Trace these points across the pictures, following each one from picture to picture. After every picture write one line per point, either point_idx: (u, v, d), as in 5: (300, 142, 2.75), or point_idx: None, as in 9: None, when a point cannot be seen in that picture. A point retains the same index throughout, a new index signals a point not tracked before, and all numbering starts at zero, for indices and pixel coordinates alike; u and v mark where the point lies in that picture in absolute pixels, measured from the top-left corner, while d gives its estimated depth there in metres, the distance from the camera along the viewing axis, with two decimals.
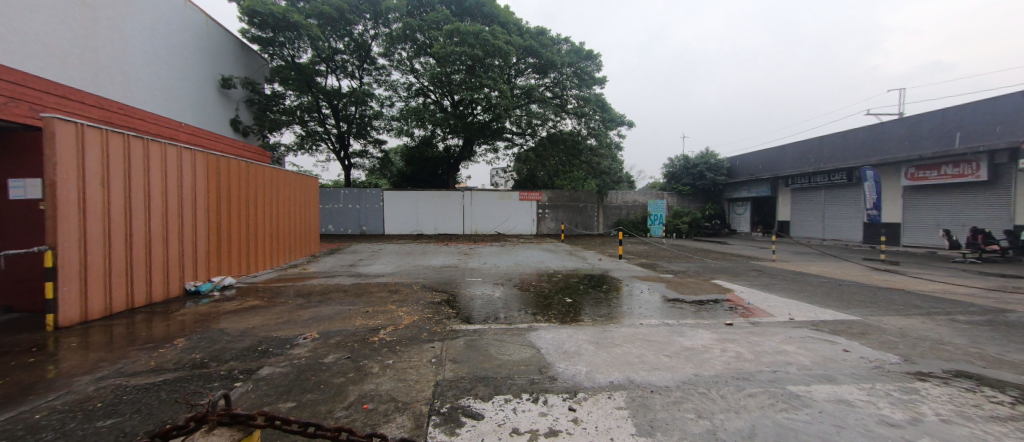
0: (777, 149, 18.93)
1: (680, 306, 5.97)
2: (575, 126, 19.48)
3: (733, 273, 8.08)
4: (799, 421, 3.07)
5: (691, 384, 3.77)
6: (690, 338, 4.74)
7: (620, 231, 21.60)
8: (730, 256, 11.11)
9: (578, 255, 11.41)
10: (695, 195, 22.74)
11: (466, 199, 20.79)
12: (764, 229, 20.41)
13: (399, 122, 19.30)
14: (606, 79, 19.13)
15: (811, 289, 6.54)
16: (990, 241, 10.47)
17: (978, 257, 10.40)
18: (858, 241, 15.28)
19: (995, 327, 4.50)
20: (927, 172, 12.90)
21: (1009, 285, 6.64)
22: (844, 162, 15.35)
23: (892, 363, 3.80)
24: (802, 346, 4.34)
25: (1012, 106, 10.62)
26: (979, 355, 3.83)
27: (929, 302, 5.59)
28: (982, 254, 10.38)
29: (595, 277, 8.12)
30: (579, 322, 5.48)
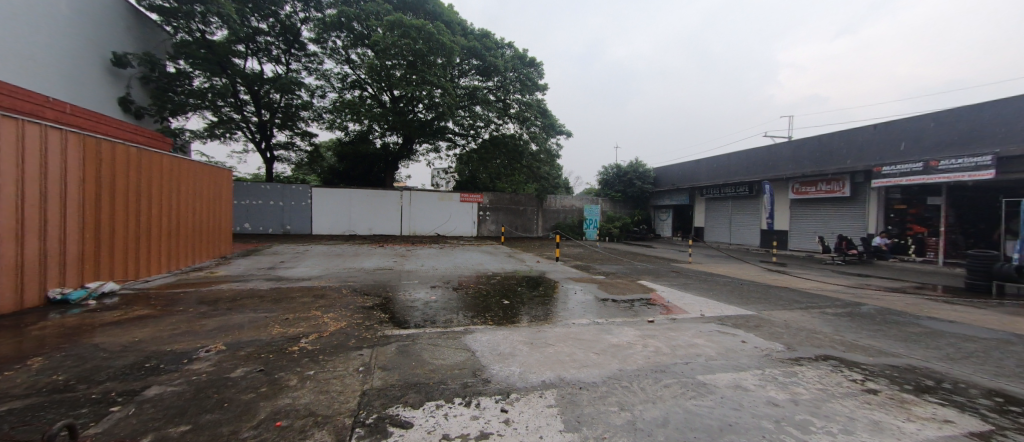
0: (695, 162, 21.06)
1: (608, 306, 6.34)
2: (517, 130, 19.84)
3: (655, 274, 8.78)
4: (705, 407, 3.40)
5: (616, 378, 4.00)
6: (616, 336, 5.04)
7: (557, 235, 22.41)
8: (653, 258, 12.07)
9: (517, 257, 11.59)
10: (624, 200, 24.23)
11: (405, 199, 20.10)
12: (683, 234, 22.59)
13: (332, 114, 18.07)
14: (547, 86, 19.77)
15: (718, 288, 7.35)
16: (851, 247, 12.60)
17: (842, 259, 12.49)
18: (756, 245, 17.56)
19: (852, 317, 5.44)
20: (807, 187, 15.21)
21: (863, 283, 8.09)
22: (747, 177, 17.57)
23: (779, 351, 4.39)
24: (709, 339, 4.84)
25: (868, 136, 12.98)
26: (842, 341, 4.59)
27: (807, 297, 6.58)
28: (845, 257, 12.49)
29: (532, 279, 8.29)
30: (514, 323, 5.55)
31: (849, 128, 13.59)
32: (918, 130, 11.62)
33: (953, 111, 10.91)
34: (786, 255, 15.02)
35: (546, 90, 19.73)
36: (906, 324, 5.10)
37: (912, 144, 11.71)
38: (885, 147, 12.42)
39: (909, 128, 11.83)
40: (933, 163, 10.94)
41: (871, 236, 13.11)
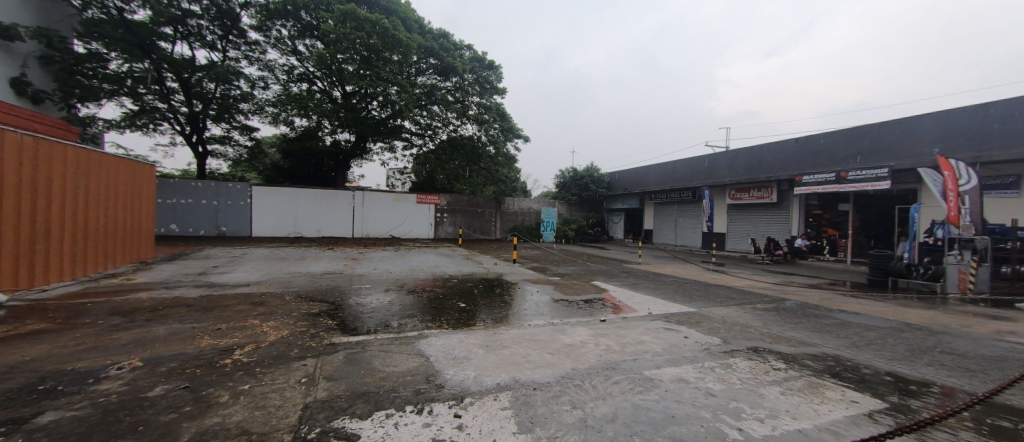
0: (645, 168, 22.24)
1: (562, 306, 6.48)
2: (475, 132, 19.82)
3: (607, 275, 9.12)
4: (651, 401, 3.57)
5: (569, 378, 4.08)
6: (569, 336, 5.16)
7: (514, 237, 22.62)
8: (606, 259, 12.56)
9: (475, 259, 11.53)
10: (582, 205, 25.59)
11: (357, 200, 19.26)
12: (633, 237, 23.76)
13: (276, 108, 16.89)
14: (506, 90, 19.93)
15: (664, 287, 7.79)
16: (777, 247, 13.91)
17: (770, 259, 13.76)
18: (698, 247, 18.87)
19: (778, 311, 6.01)
20: (741, 193, 16.60)
21: (787, 280, 8.98)
22: (691, 183, 18.84)
23: (716, 345, 4.72)
24: (655, 336, 5.10)
25: (792, 148, 14.45)
26: (770, 333, 5.04)
27: (740, 294, 7.17)
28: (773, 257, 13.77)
29: (489, 281, 8.28)
30: (471, 326, 5.50)
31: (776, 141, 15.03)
32: (832, 144, 13.14)
33: (859, 128, 12.45)
34: (725, 256, 16.28)
35: (505, 93, 19.89)
36: (822, 317, 5.72)
37: (828, 156, 13.21)
38: (806, 158, 13.91)
39: (825, 142, 13.34)
40: (843, 174, 12.37)
41: (793, 239, 14.59)
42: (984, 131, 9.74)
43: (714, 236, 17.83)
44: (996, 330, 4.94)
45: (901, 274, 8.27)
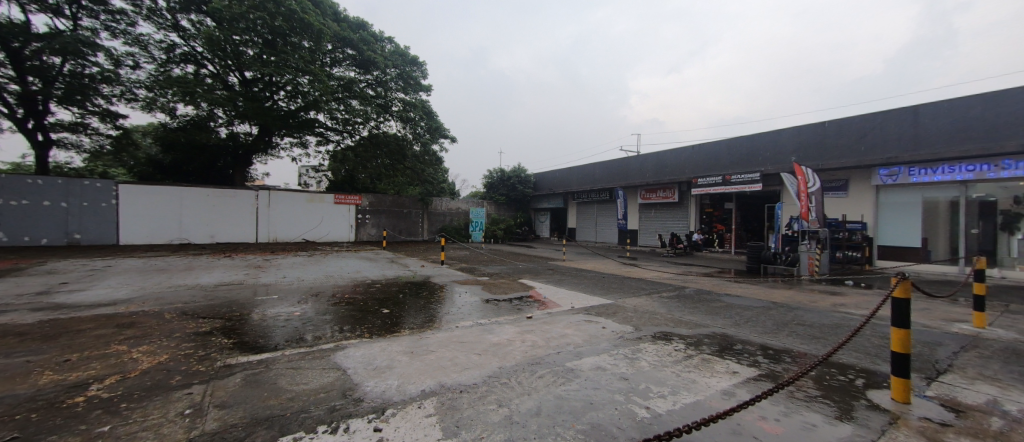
0: (568, 170, 23.47)
1: (490, 306, 6.53)
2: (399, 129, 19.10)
3: (533, 273, 9.41)
4: (572, 391, 3.75)
5: (495, 377, 4.11)
6: (496, 335, 5.21)
7: (443, 238, 22.17)
8: (533, 257, 12.98)
9: (400, 262, 11.04)
10: (509, 204, 26.31)
11: (262, 200, 17.28)
12: (558, 235, 24.93)
13: (151, 92, 14.26)
14: (432, 87, 19.42)
15: (584, 282, 8.29)
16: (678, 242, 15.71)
17: (673, 252, 15.48)
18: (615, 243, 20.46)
19: (679, 298, 6.78)
20: (650, 194, 18.38)
21: (686, 270, 10.17)
22: (608, 184, 20.37)
23: (630, 333, 5.15)
24: (577, 329, 5.39)
25: (689, 154, 16.43)
26: (673, 319, 5.66)
27: (648, 285, 7.93)
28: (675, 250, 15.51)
29: (416, 285, 7.99)
30: (396, 332, 5.25)
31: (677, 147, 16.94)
32: (721, 151, 15.24)
33: (740, 138, 14.62)
34: (638, 251, 17.90)
35: (431, 91, 19.37)
36: (713, 301, 6.58)
37: (718, 162, 15.28)
38: (701, 163, 15.92)
39: (715, 149, 15.41)
40: (728, 177, 14.43)
41: (690, 232, 16.42)
42: (825, 144, 12.16)
43: (630, 232, 19.52)
44: (830, 303, 6.20)
45: (768, 261, 10.12)
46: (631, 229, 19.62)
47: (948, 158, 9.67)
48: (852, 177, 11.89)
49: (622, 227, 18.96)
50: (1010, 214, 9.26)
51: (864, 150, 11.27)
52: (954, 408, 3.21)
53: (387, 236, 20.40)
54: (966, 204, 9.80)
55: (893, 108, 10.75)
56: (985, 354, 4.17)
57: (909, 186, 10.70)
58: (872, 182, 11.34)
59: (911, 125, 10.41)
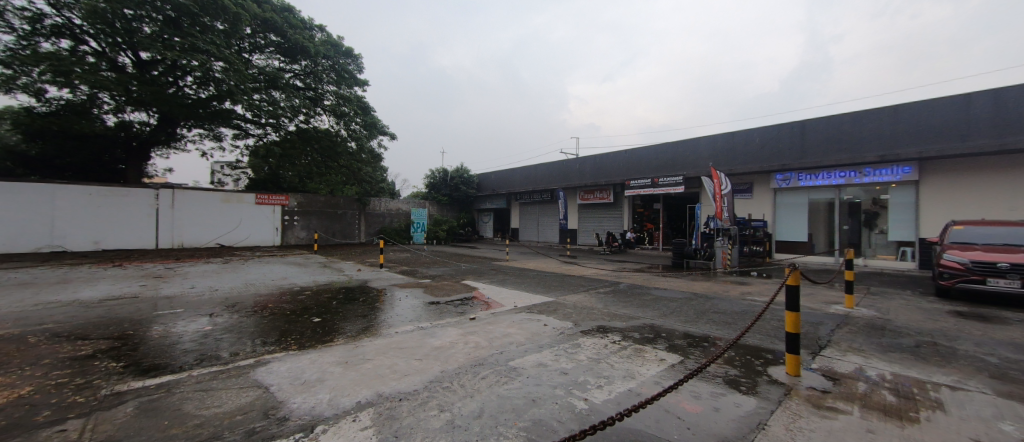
0: (511, 171, 23.81)
1: (433, 309, 6.38)
2: (332, 125, 17.89)
3: (476, 274, 9.37)
4: (514, 390, 3.79)
5: (437, 381, 4.00)
6: (438, 338, 5.10)
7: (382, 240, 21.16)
8: (476, 258, 12.91)
9: (333, 267, 10.32)
10: (452, 205, 26.03)
11: (165, 200, 15.14)
12: (501, 235, 25.18)
13: (9, 69, 11.74)
14: (368, 81, 18.41)
15: (526, 281, 8.45)
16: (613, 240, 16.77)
17: (609, 250, 16.44)
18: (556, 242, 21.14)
19: (613, 293, 7.20)
20: (588, 195, 19.28)
21: (620, 266, 10.83)
22: (549, 185, 21.01)
23: (570, 329, 5.34)
24: (519, 327, 5.47)
25: (623, 157, 17.54)
26: (609, 313, 5.99)
27: (586, 282, 8.31)
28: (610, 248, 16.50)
29: (352, 290, 7.52)
30: (328, 342, 4.88)
31: (612, 151, 17.99)
32: (650, 156, 16.49)
33: (666, 145, 15.94)
34: (578, 249, 18.71)
35: (368, 85, 18.38)
36: (643, 294, 7.10)
37: (648, 165, 16.52)
38: (633, 167, 17.10)
39: (645, 154, 16.63)
40: (656, 179, 15.64)
41: (624, 231, 17.54)
42: (735, 151, 13.73)
43: (570, 231, 20.34)
44: (739, 292, 7.02)
45: (689, 256, 11.17)
46: (571, 229, 20.41)
47: (827, 165, 11.49)
48: (755, 181, 13.49)
49: (563, 227, 19.69)
50: (870, 213, 11.27)
51: (764, 158, 12.95)
52: (832, 377, 3.81)
53: (319, 239, 18.96)
54: (839, 204, 11.72)
55: (786, 122, 12.53)
56: (853, 330, 5.02)
57: (798, 189, 12.48)
58: (770, 186, 13.02)
59: (800, 137, 12.21)
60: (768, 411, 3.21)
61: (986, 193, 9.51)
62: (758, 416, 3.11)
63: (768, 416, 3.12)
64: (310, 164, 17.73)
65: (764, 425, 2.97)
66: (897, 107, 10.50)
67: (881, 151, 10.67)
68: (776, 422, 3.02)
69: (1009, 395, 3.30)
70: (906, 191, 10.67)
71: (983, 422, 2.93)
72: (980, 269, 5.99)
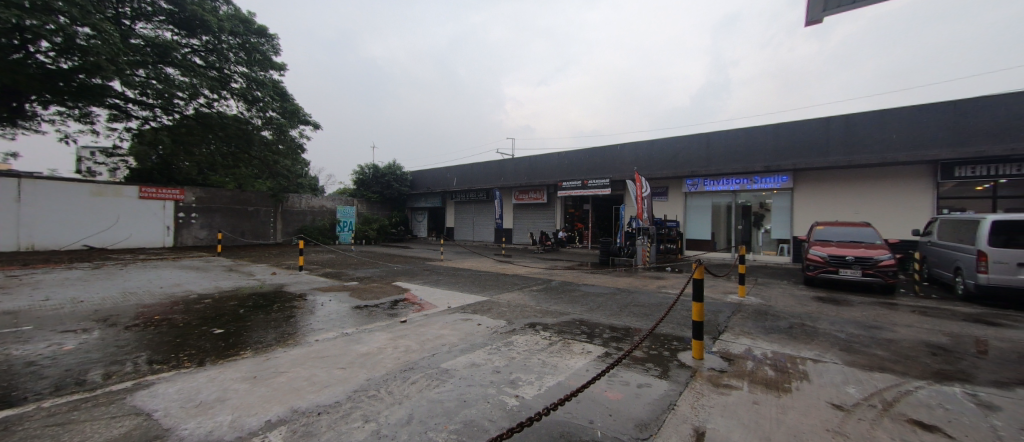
0: (446, 169, 23.46)
1: (360, 313, 6.00)
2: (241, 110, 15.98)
3: (408, 275, 9.04)
4: (445, 392, 3.71)
5: (362, 390, 3.75)
6: (365, 344, 4.81)
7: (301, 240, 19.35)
8: (408, 258, 12.47)
9: (241, 270, 9.18)
10: (383, 203, 24.90)
11: (7, 191, 12.21)
12: (436, 235, 24.68)
13: None
14: (285, 65, 16.60)
15: (460, 281, 8.37)
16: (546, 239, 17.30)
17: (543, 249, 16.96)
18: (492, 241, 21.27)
19: (544, 291, 7.43)
20: (523, 195, 19.68)
21: (551, 264, 11.24)
22: (485, 185, 21.07)
23: (503, 327, 5.40)
24: (452, 328, 5.38)
25: (558, 159, 18.23)
26: (541, 310, 6.18)
27: (518, 280, 8.50)
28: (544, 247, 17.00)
29: (265, 296, 6.75)
30: (233, 357, 4.31)
31: (547, 152, 18.59)
32: (582, 159, 17.37)
33: (595, 149, 16.91)
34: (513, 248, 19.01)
35: (285, 69, 16.57)
36: (572, 290, 7.45)
37: (580, 168, 17.39)
38: (566, 169, 17.89)
39: (577, 157, 17.49)
40: (586, 181, 16.50)
41: (557, 230, 18.24)
42: (654, 157, 15.04)
43: (505, 231, 20.60)
44: (655, 286, 7.71)
45: (614, 254, 12.00)
46: (507, 228, 20.67)
47: (727, 173, 13.15)
48: (670, 185, 14.91)
49: (499, 226, 19.87)
50: (758, 215, 13.15)
51: (677, 165, 14.41)
52: (727, 358, 4.35)
53: (223, 239, 16.76)
54: (736, 207, 13.49)
55: (695, 134, 14.05)
56: (744, 316, 5.82)
57: (705, 193, 14.08)
58: (682, 190, 14.50)
59: (706, 147, 13.80)
60: (677, 392, 3.55)
61: (839, 199, 11.68)
62: (669, 398, 3.44)
63: (677, 397, 3.46)
64: (214, 153, 15.72)
65: (673, 406, 3.29)
66: (778, 125, 12.42)
67: (766, 162, 12.53)
68: (683, 403, 3.35)
69: (853, 363, 4.09)
70: (784, 196, 12.59)
71: (836, 387, 3.59)
72: (834, 262, 7.32)
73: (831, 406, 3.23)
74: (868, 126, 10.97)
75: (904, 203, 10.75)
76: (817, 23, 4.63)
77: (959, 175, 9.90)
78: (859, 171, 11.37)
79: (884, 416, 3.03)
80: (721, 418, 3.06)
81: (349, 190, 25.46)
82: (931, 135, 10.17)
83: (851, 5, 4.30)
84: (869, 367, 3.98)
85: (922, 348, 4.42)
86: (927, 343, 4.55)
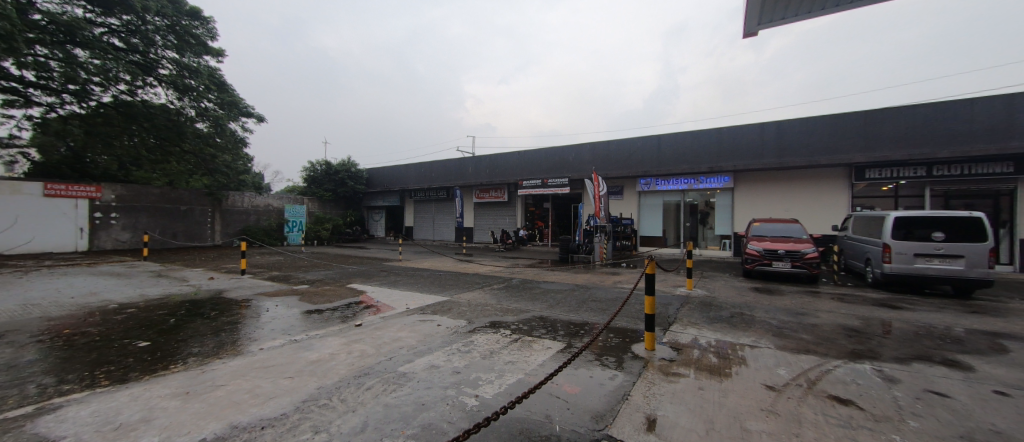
0: (405, 166, 22.90)
1: (310, 318, 5.68)
2: (171, 99, 14.49)
3: (365, 276, 8.71)
4: (403, 396, 3.60)
5: (312, 399, 3.54)
6: (316, 350, 4.56)
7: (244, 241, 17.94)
8: (363, 259, 12.01)
9: (172, 276, 8.34)
10: (336, 201, 23.60)
11: None
12: (394, 234, 24.01)
13: None
14: (224, 51, 15.23)
15: (419, 281, 8.20)
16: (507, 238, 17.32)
17: (504, 247, 16.98)
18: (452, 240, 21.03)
19: (504, 289, 7.46)
20: (484, 193, 19.62)
21: (511, 262, 11.31)
22: (445, 183, 20.79)
23: (463, 327, 5.35)
24: (410, 330, 5.26)
25: (518, 158, 18.37)
26: (501, 308, 6.20)
27: (478, 279, 8.47)
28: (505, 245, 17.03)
29: (201, 303, 6.19)
30: (161, 372, 3.90)
31: (507, 151, 18.67)
32: (541, 158, 17.63)
33: (554, 148, 17.22)
34: (474, 247, 18.90)
35: (223, 55, 15.20)
36: (532, 288, 7.55)
37: (540, 167, 17.65)
38: (526, 168, 18.07)
39: (537, 156, 17.72)
40: (546, 180, 16.77)
41: (518, 228, 18.38)
42: (611, 157, 15.59)
43: (466, 230, 20.45)
44: (611, 282, 8.01)
45: (573, 251, 12.30)
46: (468, 227, 20.51)
47: (677, 173, 13.95)
48: (625, 184, 15.52)
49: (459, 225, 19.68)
50: (704, 213, 14.07)
51: (632, 165, 15.05)
52: (676, 347, 4.62)
53: (150, 242, 15.18)
54: (685, 206, 14.35)
55: (648, 135, 14.74)
56: (691, 307, 6.20)
57: (657, 193, 14.82)
58: (637, 189, 15.16)
59: (658, 148, 14.52)
60: (631, 383, 3.71)
61: (773, 198, 12.78)
62: (623, 389, 3.58)
63: (631, 387, 3.61)
64: (138, 145, 14.42)
65: (627, 396, 3.42)
66: (720, 129, 13.36)
67: (711, 163, 13.42)
68: (637, 393, 3.50)
69: (784, 347, 4.50)
70: (727, 195, 13.56)
71: (770, 370, 3.92)
72: (768, 255, 8.00)
73: (767, 388, 3.51)
74: (796, 131, 12.10)
75: (826, 201, 11.97)
76: (753, 35, 5.00)
77: (870, 177, 11.17)
78: (790, 172, 12.48)
79: (809, 394, 3.36)
80: (670, 405, 3.22)
81: (299, 188, 23.96)
82: (848, 141, 11.41)
83: (782, 20, 4.69)
84: (797, 350, 4.40)
85: (840, 330, 4.97)
86: (845, 326, 5.11)
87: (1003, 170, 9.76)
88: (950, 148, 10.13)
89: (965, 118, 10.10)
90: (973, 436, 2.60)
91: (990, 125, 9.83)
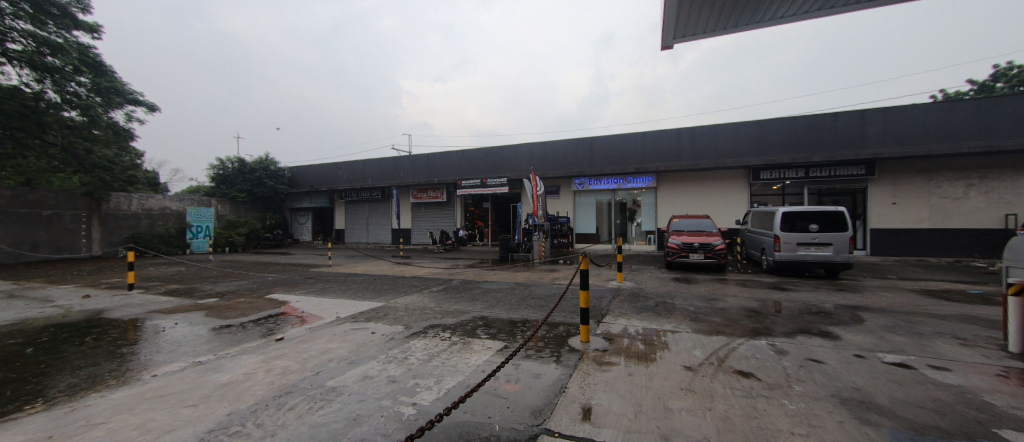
0: (334, 165, 21.45)
1: (221, 335, 5.03)
2: (24, 80, 11.72)
3: (288, 285, 7.98)
4: (332, 412, 3.34)
5: (223, 427, 3.12)
6: (227, 372, 4.05)
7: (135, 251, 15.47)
8: (285, 266, 10.99)
9: (29, 296, 6.83)
10: (252, 203, 21.29)
11: None
12: (323, 238, 22.41)
13: None
14: (98, 24, 12.83)
15: (352, 287, 7.72)
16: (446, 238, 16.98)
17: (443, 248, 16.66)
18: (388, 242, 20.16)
19: (443, 291, 7.30)
20: (422, 194, 19.08)
21: (449, 263, 11.15)
22: (379, 182, 19.86)
23: (400, 333, 5.15)
24: (341, 340, 4.92)
25: (455, 157, 18.13)
26: (440, 311, 6.06)
27: (414, 282, 8.21)
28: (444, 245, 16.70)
29: (73, 328, 5.15)
30: (11, 415, 3.16)
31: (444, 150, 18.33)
32: (479, 158, 17.59)
33: (492, 148, 17.29)
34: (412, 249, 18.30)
35: (97, 29, 12.79)
36: (471, 288, 7.51)
37: (478, 167, 17.60)
38: (465, 168, 17.93)
39: (475, 156, 17.65)
40: (485, 180, 16.79)
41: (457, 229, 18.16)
42: (547, 158, 16.09)
43: (403, 231, 19.77)
44: (549, 279, 8.26)
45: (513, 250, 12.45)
46: (405, 228, 19.82)
47: (608, 173, 14.86)
48: (561, 185, 16.14)
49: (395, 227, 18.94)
50: (632, 211, 15.14)
51: (568, 165, 15.69)
52: (609, 338, 4.90)
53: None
54: (615, 204, 15.31)
55: (581, 138, 15.47)
56: (621, 299, 6.63)
57: (591, 192, 15.64)
58: (572, 189, 15.86)
59: (590, 150, 15.32)
60: (567, 376, 3.84)
61: (690, 196, 14.14)
62: (560, 382, 3.70)
63: (568, 380, 3.75)
64: None
65: (564, 389, 3.54)
66: (645, 134, 14.48)
67: (638, 164, 14.50)
68: (572, 385, 3.63)
69: (699, 330, 5.00)
70: (652, 194, 14.74)
71: (688, 352, 4.33)
72: (686, 248, 8.87)
73: (687, 369, 3.85)
74: (707, 136, 13.54)
75: (732, 199, 13.56)
76: (670, 48, 5.50)
77: (765, 177, 12.94)
78: (703, 173, 13.94)
79: (719, 371, 3.77)
80: (604, 393, 3.40)
81: (206, 188, 21.15)
82: (748, 146, 13.03)
83: (693, 35, 5.19)
84: (710, 332, 4.92)
85: (743, 311, 5.66)
86: (747, 308, 5.84)
87: (858, 172, 12.02)
88: (822, 153, 12.11)
89: (832, 128, 12.13)
90: (842, 394, 3.11)
91: (848, 135, 11.96)
